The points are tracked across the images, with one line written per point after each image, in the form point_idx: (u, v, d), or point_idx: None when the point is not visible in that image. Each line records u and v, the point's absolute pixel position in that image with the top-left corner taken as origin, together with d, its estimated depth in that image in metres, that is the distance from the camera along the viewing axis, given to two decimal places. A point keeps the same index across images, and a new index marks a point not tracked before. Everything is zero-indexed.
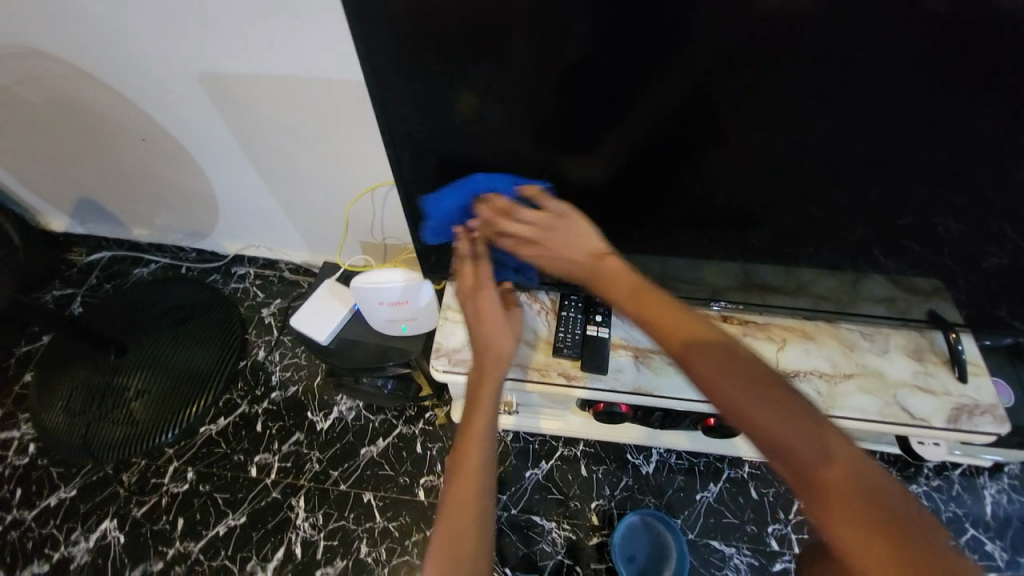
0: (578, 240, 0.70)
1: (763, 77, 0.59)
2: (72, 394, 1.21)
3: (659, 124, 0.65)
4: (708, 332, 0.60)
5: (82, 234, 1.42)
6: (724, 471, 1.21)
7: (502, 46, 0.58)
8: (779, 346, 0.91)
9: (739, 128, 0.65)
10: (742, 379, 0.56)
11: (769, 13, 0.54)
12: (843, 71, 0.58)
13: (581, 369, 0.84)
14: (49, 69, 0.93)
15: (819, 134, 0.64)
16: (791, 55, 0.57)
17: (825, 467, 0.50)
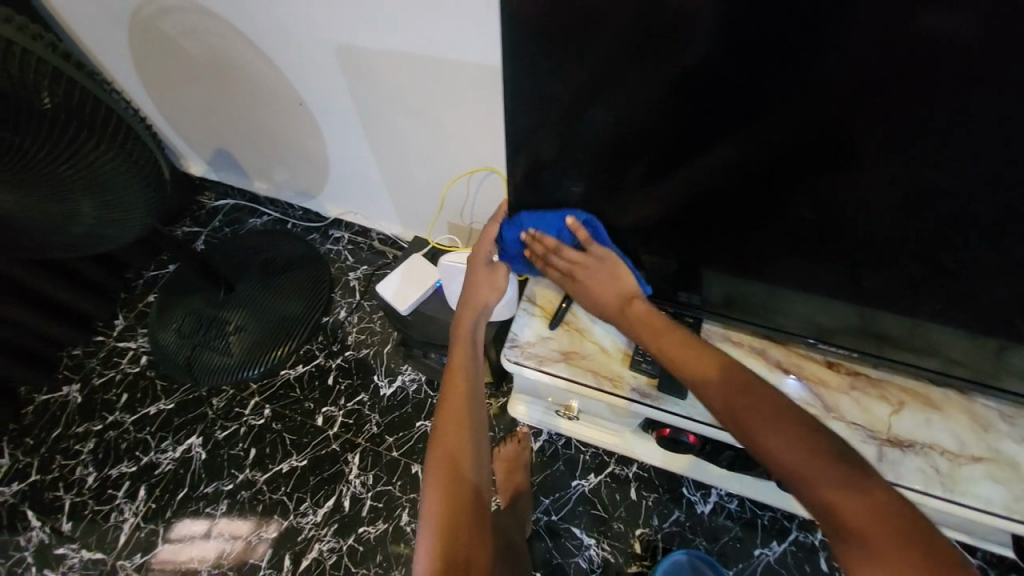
0: (610, 283, 0.79)
1: (942, 90, 0.50)
2: (183, 320, 1.36)
3: (800, 133, 0.58)
4: (720, 362, 0.67)
5: (213, 181, 1.61)
6: (791, 532, 1.10)
7: (625, 40, 0.55)
8: (893, 409, 0.77)
9: (903, 146, 0.55)
10: (759, 415, 0.59)
11: (944, 31, 0.46)
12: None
13: (658, 389, 0.79)
14: (213, 28, 1.04)
15: (1002, 164, 0.53)
16: (998, 65, 0.47)
17: (883, 529, 0.49)
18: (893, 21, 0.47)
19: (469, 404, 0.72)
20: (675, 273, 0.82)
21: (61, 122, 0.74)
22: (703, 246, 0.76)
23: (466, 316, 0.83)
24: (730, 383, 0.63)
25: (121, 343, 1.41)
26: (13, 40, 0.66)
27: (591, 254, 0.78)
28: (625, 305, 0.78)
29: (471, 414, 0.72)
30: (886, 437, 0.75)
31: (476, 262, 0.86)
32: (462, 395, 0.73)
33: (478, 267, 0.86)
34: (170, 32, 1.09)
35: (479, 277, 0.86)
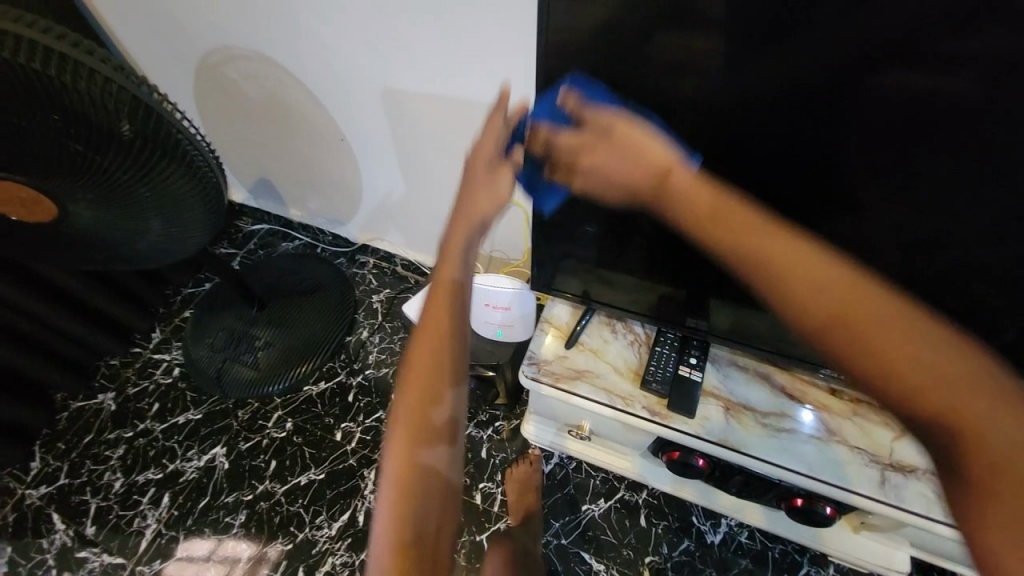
0: (633, 157, 0.63)
1: (919, 142, 0.58)
2: (217, 334, 1.44)
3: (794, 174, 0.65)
4: (807, 275, 0.52)
5: (252, 207, 1.73)
6: (802, 566, 1.09)
7: (641, 94, 0.65)
8: (896, 435, 0.80)
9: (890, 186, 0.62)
10: (852, 303, 0.48)
11: (916, 91, 0.54)
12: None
13: (668, 409, 0.83)
14: (271, 73, 1.18)
15: (978, 207, 0.60)
16: (964, 122, 0.55)
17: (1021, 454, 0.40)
18: (872, 84, 0.55)
19: (439, 388, 0.54)
20: (681, 300, 0.87)
21: (133, 142, 0.79)
22: (710, 276, 0.83)
23: (444, 269, 0.59)
24: (810, 274, 0.51)
25: (156, 355, 1.49)
26: (92, 67, 0.71)
27: (592, 125, 0.64)
28: (661, 185, 0.62)
29: (437, 405, 0.53)
30: (889, 462, 0.77)
31: (471, 178, 0.65)
32: (429, 386, 0.54)
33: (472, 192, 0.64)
34: (234, 77, 1.23)
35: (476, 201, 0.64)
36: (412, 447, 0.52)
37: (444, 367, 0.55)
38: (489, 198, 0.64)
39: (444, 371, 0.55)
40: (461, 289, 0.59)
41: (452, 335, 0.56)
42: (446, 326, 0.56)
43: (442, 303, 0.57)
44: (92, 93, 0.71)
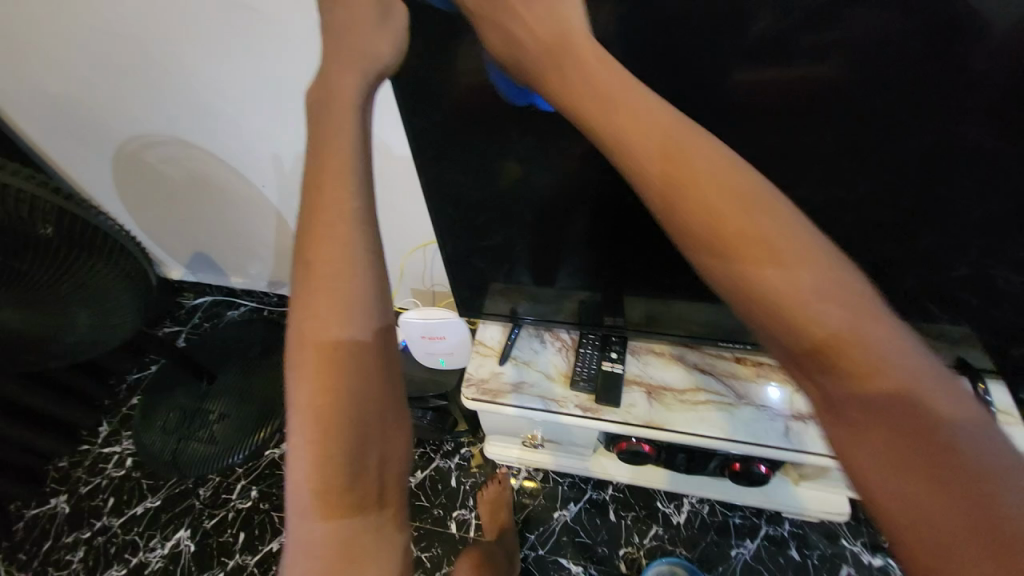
0: (635, 110, 0.43)
1: (755, 138, 0.65)
2: (169, 416, 1.41)
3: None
4: (695, 204, 0.40)
5: (192, 282, 1.73)
6: (762, 527, 1.17)
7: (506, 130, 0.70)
8: (793, 388, 0.89)
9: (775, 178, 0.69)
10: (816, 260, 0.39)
11: (738, 92, 0.61)
12: (880, 124, 0.61)
13: (596, 401, 0.90)
14: (190, 154, 1.23)
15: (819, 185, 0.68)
16: (784, 115, 0.62)
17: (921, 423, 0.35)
18: (705, 94, 0.62)
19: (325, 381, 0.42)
20: (600, 302, 0.94)
21: (57, 245, 0.84)
22: (616, 280, 0.89)
23: (320, 258, 0.43)
24: (790, 245, 0.39)
25: (106, 448, 1.44)
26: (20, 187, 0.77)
27: (614, 91, 0.44)
28: (674, 149, 0.41)
29: (333, 413, 0.41)
30: (789, 413, 0.86)
31: (319, 160, 0.47)
32: (330, 463, 0.41)
33: (334, 159, 0.46)
34: (156, 162, 1.27)
35: (338, 194, 0.44)
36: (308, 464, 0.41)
37: (340, 377, 0.42)
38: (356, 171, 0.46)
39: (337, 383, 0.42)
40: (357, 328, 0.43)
41: (347, 383, 0.42)
42: (338, 374, 0.42)
43: (325, 370, 0.42)
44: (17, 209, 0.77)
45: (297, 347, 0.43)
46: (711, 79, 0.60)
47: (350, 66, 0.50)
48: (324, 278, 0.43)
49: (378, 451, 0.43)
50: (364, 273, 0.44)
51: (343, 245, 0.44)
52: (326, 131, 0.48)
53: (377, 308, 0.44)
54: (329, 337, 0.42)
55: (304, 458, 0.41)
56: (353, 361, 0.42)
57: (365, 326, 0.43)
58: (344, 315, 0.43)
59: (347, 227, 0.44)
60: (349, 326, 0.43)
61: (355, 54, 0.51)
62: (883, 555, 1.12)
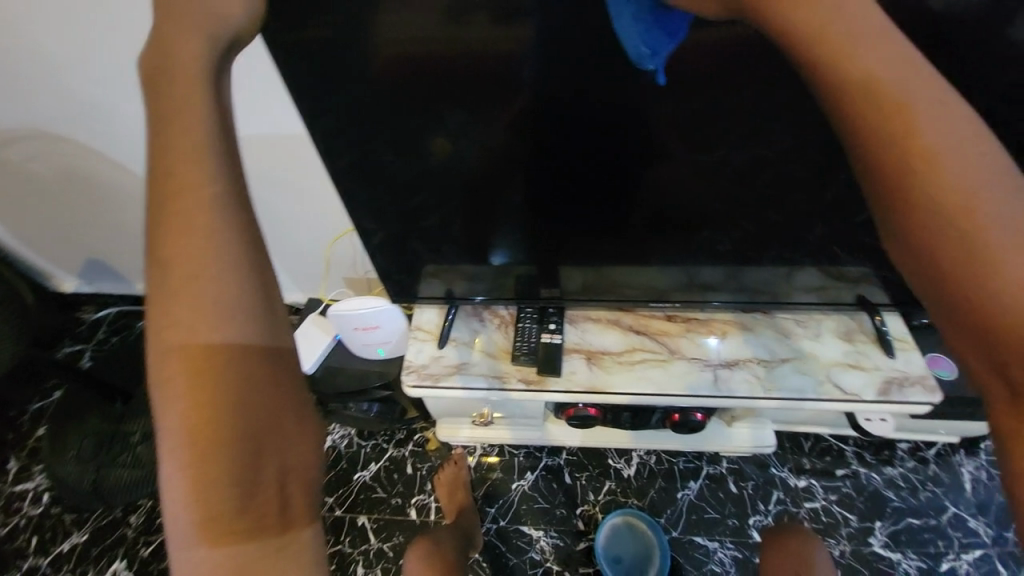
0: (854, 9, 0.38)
1: (665, 99, 0.64)
2: (83, 444, 1.27)
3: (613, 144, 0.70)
4: (941, 173, 0.36)
5: (90, 293, 1.55)
6: (703, 469, 1.27)
7: (412, 100, 0.65)
8: (719, 338, 0.94)
9: (699, 137, 0.69)
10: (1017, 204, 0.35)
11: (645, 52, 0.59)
12: (787, 80, 0.61)
13: (539, 373, 0.91)
14: (57, 147, 1.06)
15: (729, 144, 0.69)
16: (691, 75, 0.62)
17: None
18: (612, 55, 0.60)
19: (193, 386, 0.33)
20: (535, 275, 0.93)
21: None
22: (548, 252, 0.89)
23: (171, 234, 0.34)
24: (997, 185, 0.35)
25: (18, 486, 1.29)
26: None
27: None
28: (877, 57, 0.37)
29: (207, 423, 0.32)
30: (715, 362, 0.91)
31: (160, 128, 0.36)
32: (205, 494, 0.32)
33: (180, 122, 0.36)
34: (16, 159, 1.09)
35: (185, 169, 0.35)
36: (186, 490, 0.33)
37: (212, 378, 0.33)
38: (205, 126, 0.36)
39: (210, 387, 0.33)
40: (224, 315, 0.34)
41: (223, 394, 0.33)
42: (212, 384, 0.33)
43: (189, 377, 0.33)
44: None
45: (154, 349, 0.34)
46: (617, 37, 0.58)
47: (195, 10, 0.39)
48: (183, 271, 0.34)
49: (273, 458, 0.35)
50: (233, 258, 0.35)
51: (200, 229, 0.34)
52: (168, 89, 0.37)
53: (257, 302, 0.35)
54: (194, 341, 0.33)
55: (176, 487, 0.33)
56: (232, 368, 0.34)
57: (242, 325, 0.34)
58: (212, 315, 0.33)
59: (206, 208, 0.34)
60: (218, 327, 0.33)
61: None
62: (807, 477, 1.25)
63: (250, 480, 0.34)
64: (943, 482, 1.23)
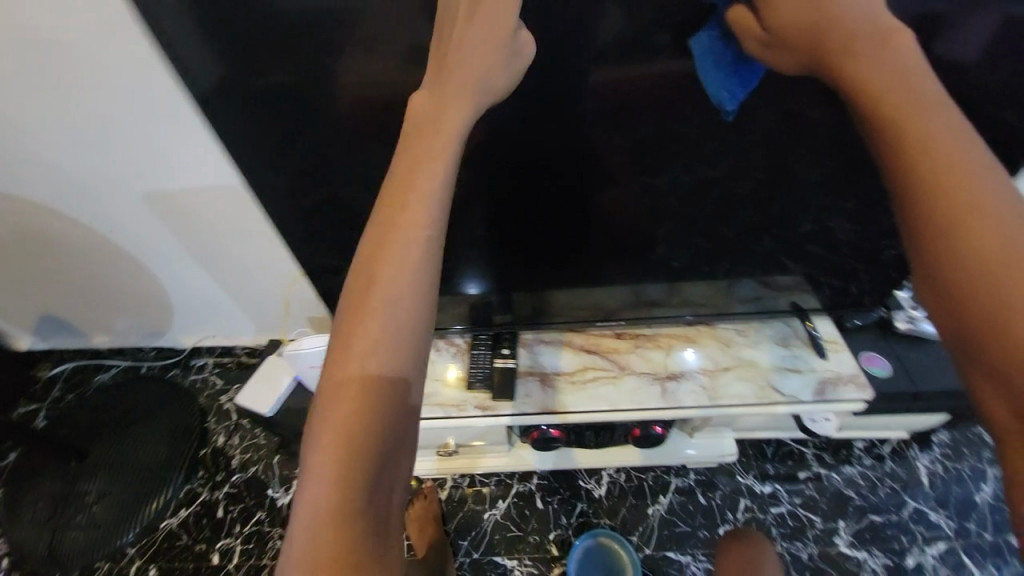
0: (863, 11, 0.48)
1: (582, 131, 0.70)
2: (38, 505, 1.24)
3: (563, 179, 0.76)
4: (976, 230, 0.39)
5: (45, 349, 1.51)
6: (672, 482, 1.29)
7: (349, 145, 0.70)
8: (666, 352, 0.99)
9: (648, 160, 0.75)
10: (974, 166, 0.41)
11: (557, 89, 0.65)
12: (684, 109, 0.68)
13: (493, 399, 0.93)
14: (8, 204, 1.07)
15: (648, 168, 0.76)
16: (602, 108, 0.68)
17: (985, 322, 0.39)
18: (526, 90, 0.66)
19: (359, 399, 0.45)
20: (487, 302, 0.97)
21: None
22: (497, 278, 0.92)
23: (387, 283, 0.48)
24: (964, 149, 0.41)
25: None
26: None
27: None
28: (882, 43, 0.46)
29: (359, 429, 0.44)
30: (663, 374, 0.95)
31: (384, 200, 0.51)
32: (347, 492, 0.42)
33: (413, 189, 0.50)
34: None
35: (415, 227, 0.49)
36: (331, 477, 0.43)
37: (376, 395, 0.45)
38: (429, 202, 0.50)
39: (372, 399, 0.45)
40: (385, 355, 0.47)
41: (374, 407, 0.45)
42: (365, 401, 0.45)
43: (360, 391, 0.45)
44: None
45: (357, 361, 0.46)
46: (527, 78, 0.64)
47: (453, 91, 0.53)
48: (383, 306, 0.48)
49: (389, 467, 0.45)
50: (393, 311, 0.48)
51: (400, 277, 0.48)
52: (402, 164, 0.51)
53: (412, 342, 0.48)
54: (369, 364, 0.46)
55: (318, 481, 0.43)
56: (384, 392, 0.46)
57: (406, 356, 0.48)
58: (395, 346, 0.47)
59: (404, 263, 0.49)
60: (397, 355, 0.47)
61: (461, 67, 0.53)
62: (772, 482, 1.28)
63: (378, 480, 0.44)
64: (901, 478, 1.28)
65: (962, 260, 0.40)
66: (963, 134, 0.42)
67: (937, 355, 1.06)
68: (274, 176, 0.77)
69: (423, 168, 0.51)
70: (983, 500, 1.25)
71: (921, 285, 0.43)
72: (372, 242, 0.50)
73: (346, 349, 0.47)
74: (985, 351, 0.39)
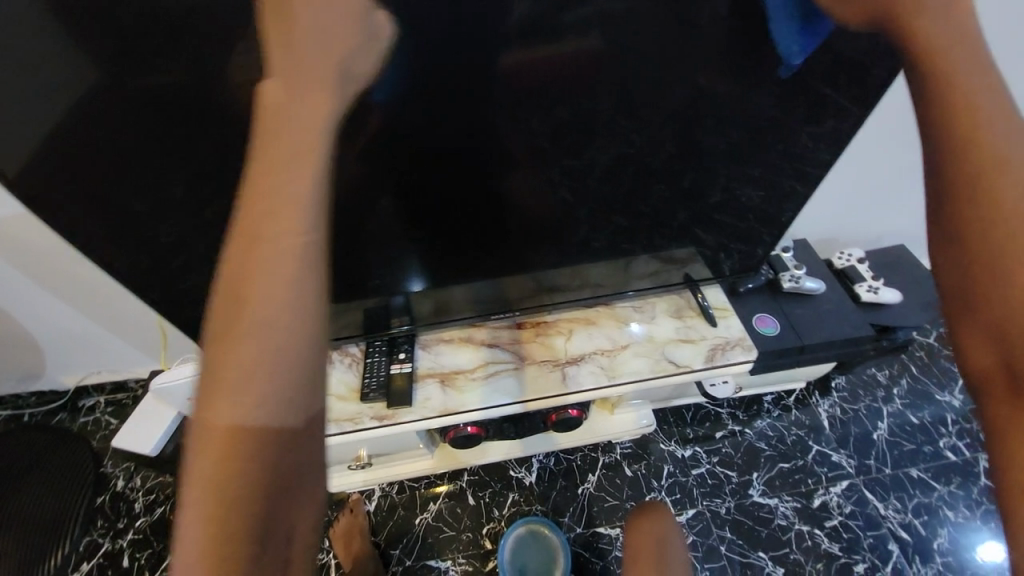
0: None
1: (430, 123, 0.66)
2: None
3: (477, 169, 0.73)
4: (1000, 191, 0.45)
5: None
6: (600, 459, 1.32)
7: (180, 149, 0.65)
8: (566, 337, 0.99)
9: (567, 141, 0.73)
10: (1008, 140, 0.46)
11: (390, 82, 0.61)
12: (532, 94, 0.66)
13: (389, 408, 0.90)
14: None
15: (511, 157, 0.73)
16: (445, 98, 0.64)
17: (988, 288, 0.46)
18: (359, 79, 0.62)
19: (235, 445, 0.41)
20: (380, 306, 0.92)
21: None
22: (382, 282, 0.88)
23: (262, 312, 0.42)
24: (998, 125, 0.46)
25: None
26: None
27: None
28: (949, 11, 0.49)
29: (238, 479, 0.41)
30: (564, 360, 0.96)
31: (252, 214, 0.44)
32: (222, 548, 0.40)
33: (278, 203, 0.44)
34: None
35: (285, 241, 0.43)
36: (212, 532, 0.40)
37: (254, 440, 0.41)
38: (304, 216, 0.44)
39: (250, 445, 0.41)
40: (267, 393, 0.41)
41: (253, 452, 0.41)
42: (241, 446, 0.41)
43: (235, 435, 0.41)
44: None
45: (227, 403, 0.41)
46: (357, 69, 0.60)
47: (317, 90, 0.49)
48: (252, 338, 0.42)
49: (282, 507, 0.43)
50: (279, 342, 0.42)
51: (269, 299, 0.43)
52: (257, 173, 0.45)
53: (300, 374, 0.43)
54: (237, 411, 0.41)
55: (199, 539, 0.40)
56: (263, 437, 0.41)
57: (288, 390, 0.42)
58: (276, 378, 0.42)
59: (280, 283, 0.43)
60: (274, 392, 0.42)
61: (304, 65, 0.49)
62: (692, 445, 1.34)
63: (268, 522, 0.42)
64: (806, 425, 1.37)
65: (979, 234, 0.46)
66: (999, 110, 0.46)
67: (817, 308, 1.13)
68: (173, 182, 0.71)
69: (293, 175, 0.45)
70: (880, 436, 1.36)
71: (935, 251, 0.50)
72: (243, 264, 0.43)
73: (214, 391, 0.42)
74: (973, 306, 0.48)
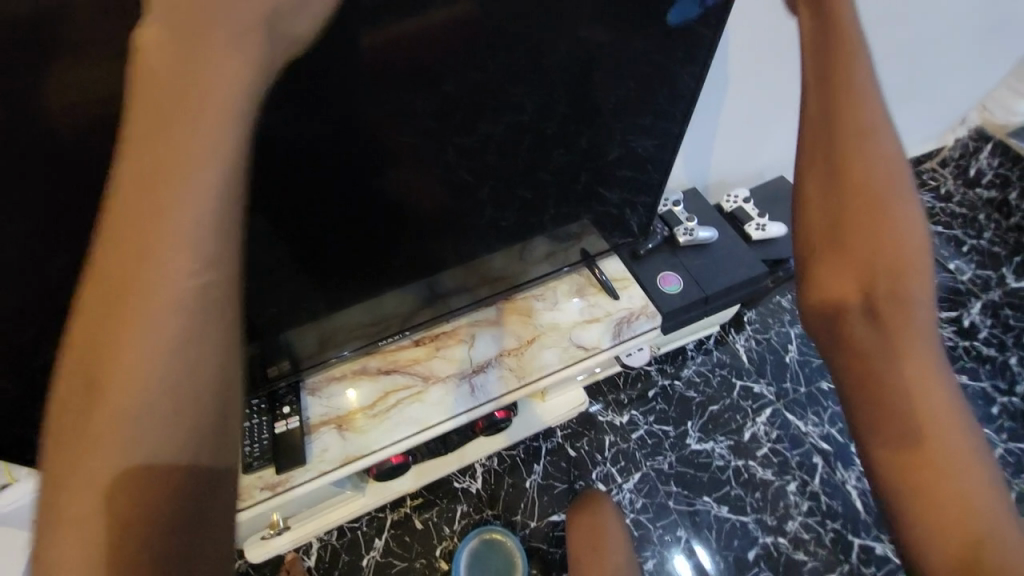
0: None
1: None
2: None
3: (337, 179, 0.63)
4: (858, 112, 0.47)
5: None
6: (542, 446, 1.29)
7: None
8: (469, 343, 0.93)
9: (450, 120, 0.63)
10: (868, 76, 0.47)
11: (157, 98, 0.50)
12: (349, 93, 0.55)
13: (280, 472, 0.80)
14: None
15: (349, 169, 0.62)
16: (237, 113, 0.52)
17: (852, 216, 0.46)
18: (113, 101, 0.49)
19: (110, 550, 0.31)
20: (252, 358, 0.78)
21: None
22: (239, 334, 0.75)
23: (129, 379, 0.32)
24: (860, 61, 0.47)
25: None
26: None
27: None
28: None
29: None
30: (471, 369, 0.90)
31: (122, 244, 0.33)
32: None
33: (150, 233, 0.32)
34: None
35: (158, 281, 0.32)
36: None
37: (135, 540, 0.32)
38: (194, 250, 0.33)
39: (129, 546, 0.31)
40: (161, 474, 0.32)
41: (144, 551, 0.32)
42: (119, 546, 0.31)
43: (110, 533, 0.31)
44: None
45: (88, 498, 0.31)
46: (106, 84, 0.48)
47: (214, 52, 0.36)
48: (130, 406, 0.32)
49: None
50: (165, 414, 0.32)
51: (156, 351, 0.32)
52: (133, 181, 0.33)
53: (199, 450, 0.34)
54: (123, 496, 0.32)
55: None
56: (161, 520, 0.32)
57: (183, 471, 0.33)
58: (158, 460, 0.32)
59: (160, 336, 0.32)
60: (163, 478, 0.32)
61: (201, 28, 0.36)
62: (628, 410, 1.35)
63: None
64: (727, 363, 1.43)
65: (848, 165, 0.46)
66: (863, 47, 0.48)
67: (715, 256, 1.14)
68: None
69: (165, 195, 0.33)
70: (791, 358, 1.44)
71: (803, 178, 0.49)
72: (113, 312, 0.32)
73: (76, 479, 0.32)
74: (837, 234, 0.47)
